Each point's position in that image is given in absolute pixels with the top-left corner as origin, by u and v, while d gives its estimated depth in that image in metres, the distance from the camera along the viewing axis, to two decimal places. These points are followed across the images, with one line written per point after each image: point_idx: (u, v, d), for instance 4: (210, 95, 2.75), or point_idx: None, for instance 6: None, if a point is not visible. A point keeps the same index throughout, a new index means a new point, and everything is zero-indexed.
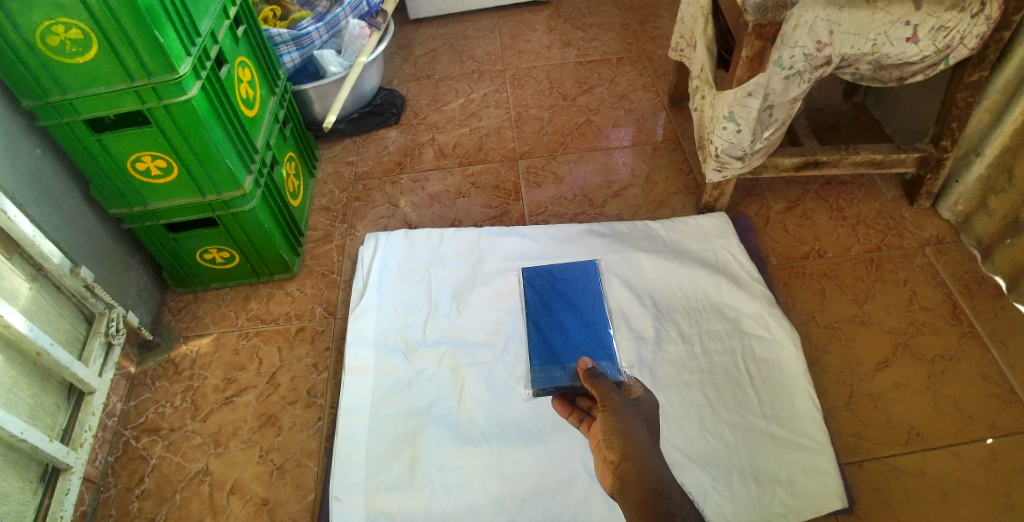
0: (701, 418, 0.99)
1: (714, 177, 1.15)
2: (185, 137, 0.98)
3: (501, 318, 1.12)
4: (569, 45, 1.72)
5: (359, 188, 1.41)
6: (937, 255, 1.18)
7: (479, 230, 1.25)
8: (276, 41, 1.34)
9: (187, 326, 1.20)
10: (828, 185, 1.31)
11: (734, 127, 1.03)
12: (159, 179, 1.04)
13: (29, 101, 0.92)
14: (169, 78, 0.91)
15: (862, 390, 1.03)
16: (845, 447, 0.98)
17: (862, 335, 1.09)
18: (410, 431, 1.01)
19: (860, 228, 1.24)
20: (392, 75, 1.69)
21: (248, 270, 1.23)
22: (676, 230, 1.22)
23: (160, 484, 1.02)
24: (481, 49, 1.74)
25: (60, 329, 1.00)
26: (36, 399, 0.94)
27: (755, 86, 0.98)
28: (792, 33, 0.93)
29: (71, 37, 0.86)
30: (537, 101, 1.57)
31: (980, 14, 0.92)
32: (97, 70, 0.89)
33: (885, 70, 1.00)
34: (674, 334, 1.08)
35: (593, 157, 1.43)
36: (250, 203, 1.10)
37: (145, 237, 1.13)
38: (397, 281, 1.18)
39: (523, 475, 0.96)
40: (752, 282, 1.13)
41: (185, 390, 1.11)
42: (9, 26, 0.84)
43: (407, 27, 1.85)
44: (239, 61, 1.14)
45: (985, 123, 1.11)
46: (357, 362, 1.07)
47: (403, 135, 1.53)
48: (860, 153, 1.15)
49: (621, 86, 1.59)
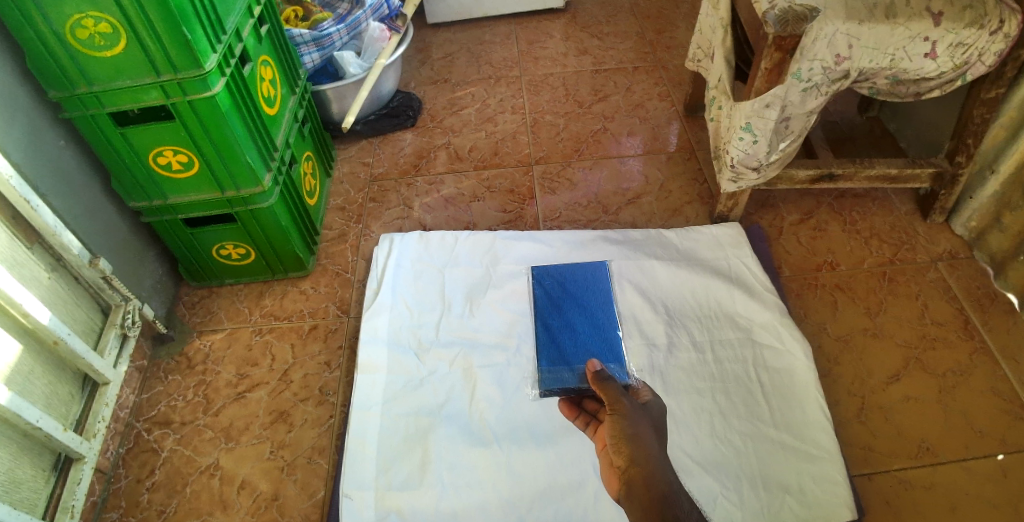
0: (712, 425, 0.99)
1: (729, 188, 1.16)
2: (208, 132, 0.99)
3: (514, 321, 1.13)
4: (586, 52, 1.74)
5: (375, 189, 1.43)
6: (949, 269, 1.18)
7: (494, 234, 1.26)
8: (297, 41, 1.35)
9: (201, 320, 1.21)
10: (841, 198, 1.32)
11: (750, 138, 1.04)
12: (179, 173, 1.05)
13: (54, 92, 0.93)
14: (195, 74, 0.92)
15: (873, 402, 1.03)
16: (856, 458, 0.98)
17: (873, 348, 1.09)
18: (422, 429, 1.01)
19: (873, 241, 1.24)
20: (410, 77, 1.71)
21: (263, 267, 1.23)
22: (690, 238, 1.23)
23: (170, 477, 1.02)
24: (498, 55, 1.75)
25: (77, 319, 1.01)
26: (52, 387, 0.94)
27: (773, 97, 0.99)
28: (813, 45, 0.94)
29: (100, 30, 0.87)
30: (553, 108, 1.58)
31: (999, 32, 0.93)
32: (125, 64, 0.90)
33: (902, 84, 1.01)
34: (685, 341, 1.09)
35: (608, 164, 1.44)
36: (269, 200, 1.11)
37: (164, 230, 1.14)
38: (412, 281, 1.19)
39: (534, 475, 0.96)
40: (765, 292, 1.13)
41: (198, 384, 1.12)
42: (40, 16, 0.85)
43: (426, 31, 1.86)
44: (262, 60, 1.15)
45: (1001, 140, 1.11)
46: (370, 360, 1.08)
47: (419, 137, 1.54)
48: (875, 167, 1.16)
49: (636, 94, 1.60)
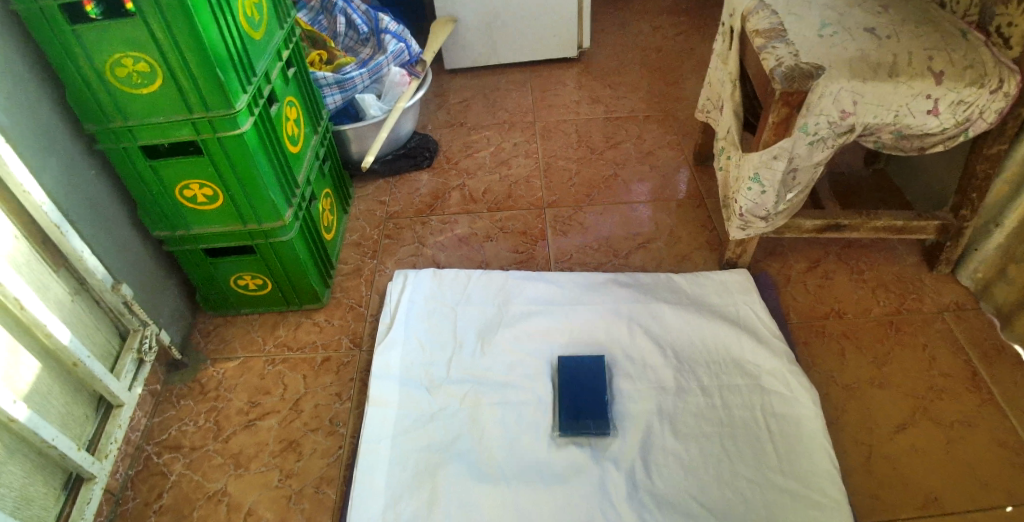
0: (720, 471, 0.99)
1: (737, 235, 1.18)
2: (234, 168, 1.04)
3: (525, 360, 1.14)
4: (598, 101, 1.80)
5: (391, 226, 1.46)
6: (956, 320, 1.19)
7: (506, 273, 1.28)
8: (322, 84, 1.42)
9: (216, 348, 1.23)
10: (848, 248, 1.34)
11: (758, 188, 1.08)
12: (204, 206, 1.09)
13: (91, 125, 0.98)
14: (226, 113, 0.97)
15: (881, 451, 1.03)
16: (865, 508, 0.97)
17: (881, 397, 1.09)
18: (430, 465, 1.01)
19: (880, 291, 1.26)
20: (428, 121, 1.77)
21: (278, 298, 1.26)
22: (699, 284, 1.25)
23: (177, 502, 1.02)
24: (513, 101, 1.82)
25: (95, 341, 1.03)
26: (67, 408, 0.96)
27: (780, 149, 1.02)
28: (818, 102, 0.98)
29: (138, 69, 0.92)
30: (566, 153, 1.63)
31: (999, 90, 0.97)
32: (161, 102, 0.96)
33: (907, 139, 1.04)
34: (694, 386, 1.10)
35: (618, 209, 1.47)
36: (289, 234, 1.15)
37: (185, 260, 1.17)
38: (425, 318, 1.21)
39: (541, 516, 0.95)
40: (773, 339, 1.14)
41: (209, 410, 1.13)
42: (84, 57, 0.91)
43: (444, 77, 1.94)
44: (289, 100, 1.21)
45: (1004, 194, 1.14)
46: (381, 395, 1.09)
47: (435, 178, 1.59)
48: (881, 218, 1.18)
49: (647, 142, 1.65)
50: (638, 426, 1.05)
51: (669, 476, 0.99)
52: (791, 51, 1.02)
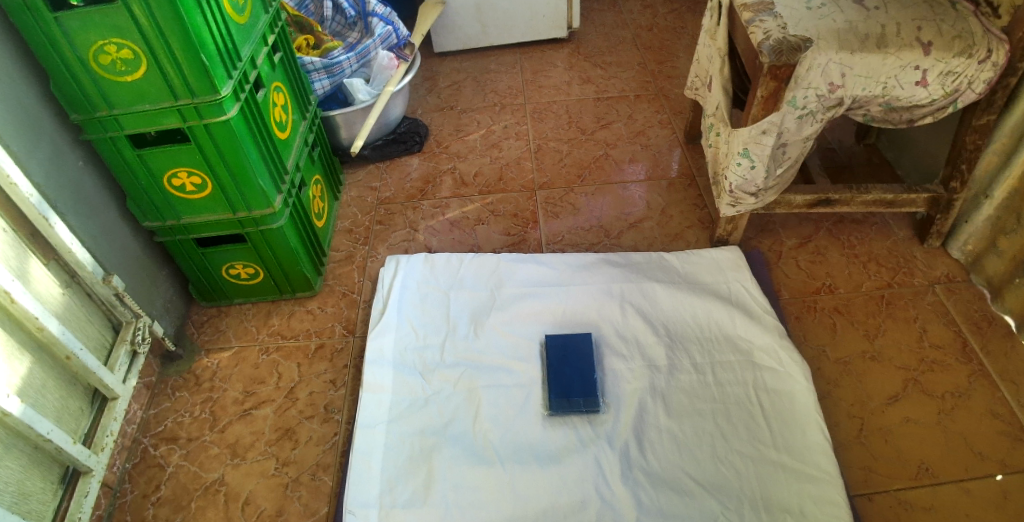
0: (713, 448, 1.00)
1: (728, 212, 1.18)
2: (223, 156, 1.03)
3: (519, 343, 1.15)
4: (589, 81, 1.78)
5: (382, 212, 1.46)
6: (946, 293, 1.20)
7: (498, 256, 1.28)
8: (309, 69, 1.40)
9: (209, 339, 1.23)
10: (840, 223, 1.34)
11: (749, 163, 1.07)
12: (193, 195, 1.08)
13: (76, 114, 0.97)
14: (211, 99, 0.96)
15: (872, 424, 1.04)
16: (856, 480, 0.98)
17: (873, 370, 1.10)
18: (427, 448, 1.02)
19: (871, 266, 1.26)
20: (417, 105, 1.76)
21: (271, 287, 1.26)
22: (690, 261, 1.25)
23: (176, 492, 1.03)
24: (503, 83, 1.80)
25: (88, 334, 1.03)
26: (63, 402, 0.96)
27: (769, 124, 1.01)
28: (806, 74, 0.97)
29: (122, 56, 0.91)
30: (556, 134, 1.62)
31: (988, 60, 0.96)
32: (145, 88, 0.94)
33: (896, 111, 1.03)
34: (686, 364, 1.10)
35: (610, 190, 1.46)
36: (279, 221, 1.14)
37: (177, 251, 1.17)
38: (418, 303, 1.21)
39: (537, 496, 0.96)
40: (764, 315, 1.14)
41: (205, 401, 1.14)
42: (67, 44, 0.89)
43: (433, 60, 1.92)
44: (275, 86, 1.19)
45: (994, 166, 1.14)
46: (375, 380, 1.09)
47: (426, 163, 1.58)
48: (871, 192, 1.18)
49: (638, 122, 1.64)
50: (632, 405, 1.05)
51: (663, 453, 1.00)
52: (779, 24, 1.01)
